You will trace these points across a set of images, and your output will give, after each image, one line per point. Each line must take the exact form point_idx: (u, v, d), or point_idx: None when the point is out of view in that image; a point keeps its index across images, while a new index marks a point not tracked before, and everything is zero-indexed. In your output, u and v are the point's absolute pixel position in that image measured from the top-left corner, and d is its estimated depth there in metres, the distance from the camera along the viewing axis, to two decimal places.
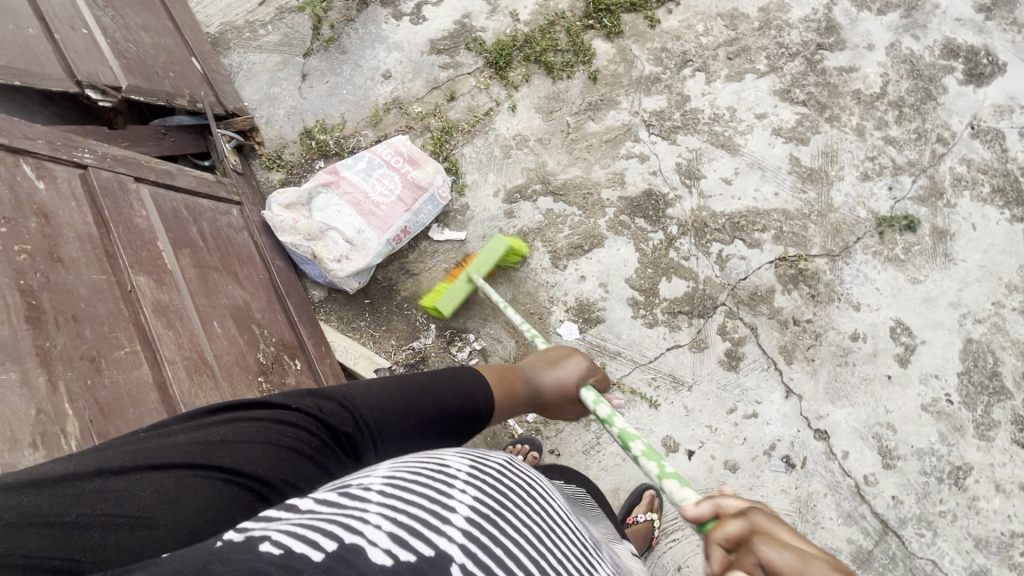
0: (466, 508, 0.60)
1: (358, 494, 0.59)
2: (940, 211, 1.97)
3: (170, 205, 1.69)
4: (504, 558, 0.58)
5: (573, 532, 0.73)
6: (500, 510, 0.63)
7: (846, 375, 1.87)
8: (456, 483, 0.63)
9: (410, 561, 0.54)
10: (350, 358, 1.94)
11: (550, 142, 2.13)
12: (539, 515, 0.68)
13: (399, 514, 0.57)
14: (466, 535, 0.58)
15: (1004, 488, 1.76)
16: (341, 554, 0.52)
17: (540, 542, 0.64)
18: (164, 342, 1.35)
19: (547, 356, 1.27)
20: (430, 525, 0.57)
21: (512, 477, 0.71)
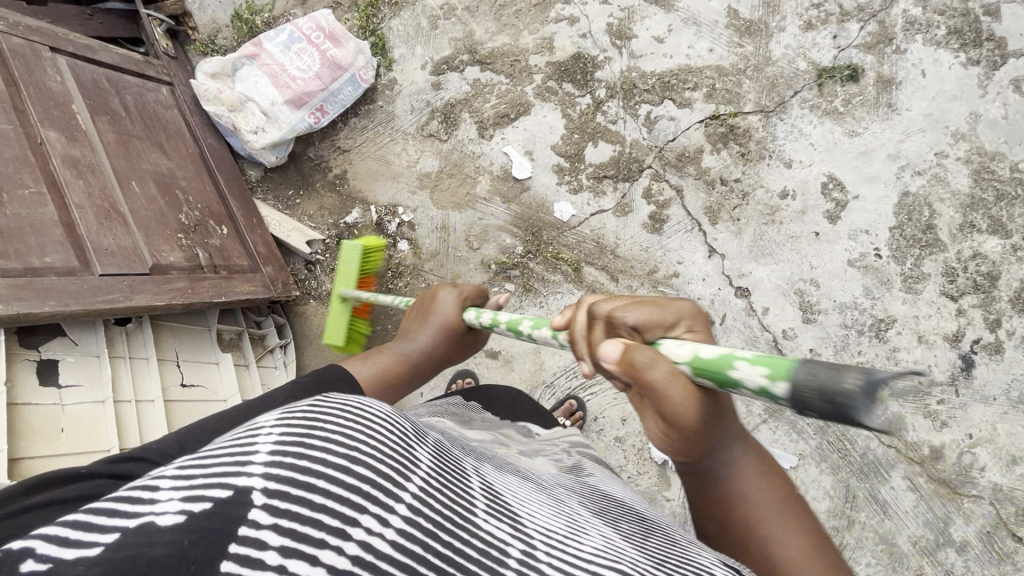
0: (269, 440, 0.49)
1: (148, 483, 0.46)
2: (888, 59, 1.84)
3: (90, 76, 1.74)
4: (314, 464, 0.47)
5: (406, 418, 0.62)
6: (310, 427, 0.51)
7: (772, 234, 1.83)
8: (263, 427, 0.52)
9: (207, 509, 0.42)
10: (283, 231, 2.01)
11: (477, 9, 2.06)
12: (362, 413, 0.55)
13: (194, 478, 0.46)
14: (270, 462, 0.46)
15: (927, 339, 1.74)
16: (122, 538, 0.39)
17: (363, 429, 0.53)
18: (74, 190, 1.44)
19: (416, 310, 1.16)
20: (229, 470, 0.46)
21: (329, 397, 0.58)
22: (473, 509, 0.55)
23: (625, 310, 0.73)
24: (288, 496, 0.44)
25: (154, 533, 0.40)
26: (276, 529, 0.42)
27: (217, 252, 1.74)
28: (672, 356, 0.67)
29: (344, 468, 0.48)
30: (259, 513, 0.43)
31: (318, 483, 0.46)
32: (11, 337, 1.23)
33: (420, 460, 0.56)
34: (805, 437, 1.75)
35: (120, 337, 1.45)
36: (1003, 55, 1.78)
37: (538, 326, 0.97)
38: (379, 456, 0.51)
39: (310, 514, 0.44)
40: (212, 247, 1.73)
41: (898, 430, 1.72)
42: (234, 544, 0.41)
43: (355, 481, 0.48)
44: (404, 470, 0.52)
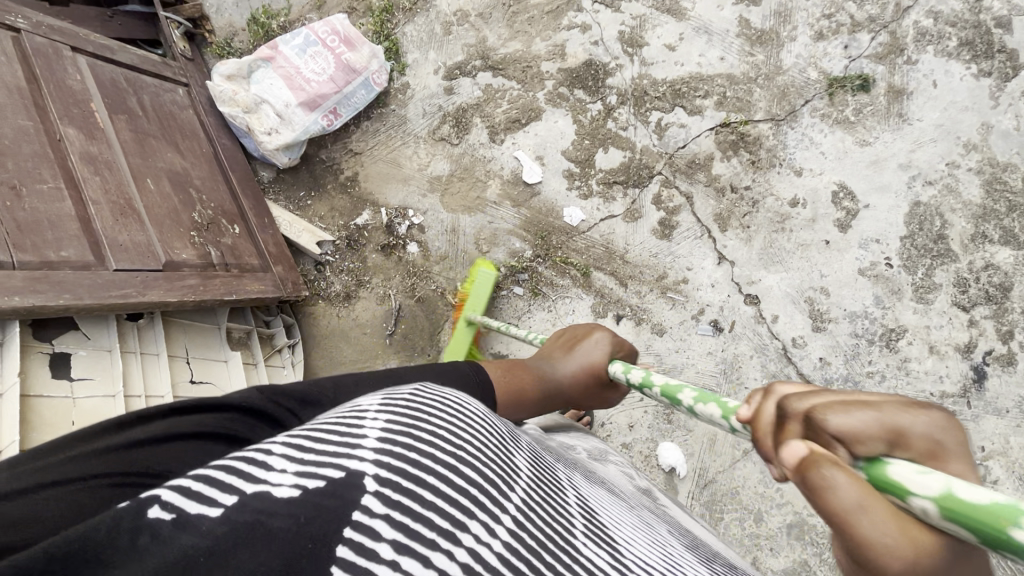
0: (376, 426, 0.53)
1: (261, 447, 0.53)
2: (899, 69, 1.84)
3: (109, 76, 1.76)
4: (421, 460, 0.51)
5: (494, 424, 0.67)
6: (414, 423, 0.55)
7: (782, 242, 1.83)
8: (367, 414, 0.56)
9: (320, 487, 0.47)
10: (294, 232, 2.02)
11: (490, 16, 2.08)
12: (459, 418, 0.60)
13: (306, 452, 0.51)
14: (380, 450, 0.50)
15: (938, 350, 1.72)
16: (244, 502, 0.45)
17: (463, 435, 0.58)
18: (90, 187, 1.46)
19: (567, 341, 1.27)
20: (340, 451, 0.51)
21: (425, 394, 0.63)
22: (563, 527, 0.58)
23: (831, 411, 0.55)
24: (398, 487, 0.48)
25: (272, 505, 0.45)
26: (389, 521, 0.46)
27: (229, 250, 1.75)
28: (911, 485, 0.49)
29: (450, 468, 0.52)
30: (370, 499, 0.47)
31: (427, 478, 0.50)
32: (24, 330, 1.24)
33: (511, 471, 0.60)
34: None
35: (131, 332, 1.45)
36: (1015, 67, 1.79)
37: (702, 400, 0.83)
38: (479, 463, 0.56)
39: (420, 511, 0.48)
40: (225, 246, 1.74)
41: None
42: (349, 529, 0.45)
43: (461, 484, 0.52)
44: (502, 480, 0.57)
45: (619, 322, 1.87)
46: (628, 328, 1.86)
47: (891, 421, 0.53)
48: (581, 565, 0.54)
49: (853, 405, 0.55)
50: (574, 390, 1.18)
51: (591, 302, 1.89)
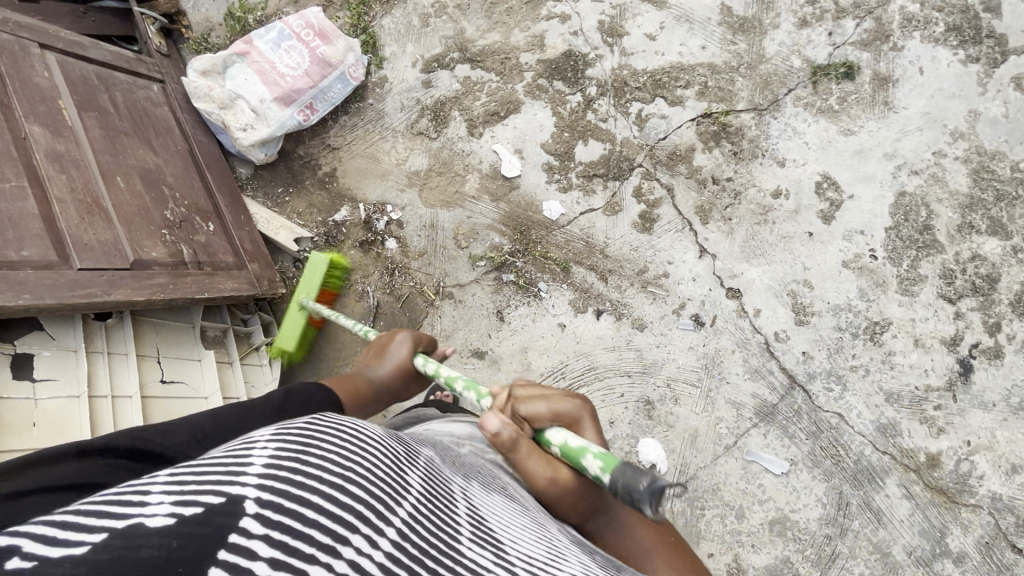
0: (262, 456, 0.58)
1: (139, 488, 0.55)
2: (885, 56, 1.80)
3: (79, 73, 1.74)
4: (306, 480, 0.56)
5: (388, 445, 0.74)
6: (302, 449, 0.61)
7: (764, 234, 1.79)
8: (255, 449, 0.61)
9: (197, 513, 0.49)
10: (272, 229, 2.00)
11: (469, 7, 2.05)
12: (351, 440, 0.67)
13: (187, 485, 0.54)
14: (263, 475, 0.55)
15: (923, 343, 1.69)
16: (110, 539, 0.45)
17: (351, 457, 0.63)
18: (54, 185, 1.44)
19: (376, 347, 1.28)
20: (224, 480, 0.54)
21: (314, 425, 0.69)
22: (451, 535, 0.63)
23: None
24: (282, 507, 0.52)
25: (142, 537, 0.45)
26: (268, 539, 0.48)
27: (202, 248, 1.73)
28: None
29: (334, 487, 0.57)
30: (250, 521, 0.49)
31: (311, 496, 0.54)
32: None
33: (402, 487, 0.65)
34: (797, 441, 1.71)
35: (99, 332, 1.44)
36: (1004, 52, 1.74)
37: (467, 388, 1.11)
38: (366, 479, 0.61)
39: (301, 528, 0.51)
40: (197, 244, 1.73)
41: (894, 436, 1.67)
42: (225, 551, 0.46)
43: (346, 500, 0.56)
44: (389, 496, 0.61)
45: (599, 317, 1.84)
46: (608, 323, 1.84)
47: None
48: (464, 567, 0.59)
49: None
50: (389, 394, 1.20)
51: (571, 297, 1.86)
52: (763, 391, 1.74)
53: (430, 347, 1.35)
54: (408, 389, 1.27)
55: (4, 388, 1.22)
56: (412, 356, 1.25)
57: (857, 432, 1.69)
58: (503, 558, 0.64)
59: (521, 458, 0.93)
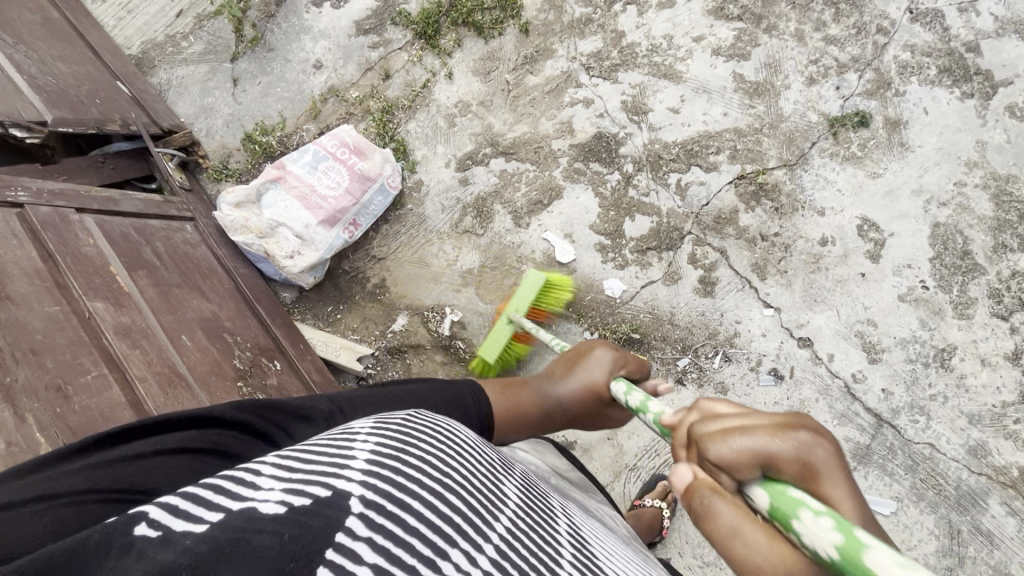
0: (365, 450, 0.64)
1: (252, 468, 0.62)
2: (890, 101, 1.95)
3: (119, 230, 1.66)
4: (407, 483, 0.62)
5: (479, 454, 0.80)
6: (401, 449, 0.67)
7: (821, 281, 1.87)
8: (358, 439, 0.67)
9: (307, 503, 0.55)
10: (331, 351, 1.94)
11: (492, 103, 2.10)
12: (447, 449, 0.73)
13: (295, 474, 0.60)
14: (367, 472, 0.61)
15: (990, 362, 1.78)
16: (230, 518, 0.53)
17: (445, 463, 0.70)
18: (132, 362, 1.35)
19: (571, 358, 1.27)
20: (330, 472, 0.60)
21: (412, 424, 0.75)
22: (549, 559, 0.69)
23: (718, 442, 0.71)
24: (384, 510, 0.58)
25: (259, 519, 0.53)
26: (370, 542, 0.55)
27: (276, 392, 1.66)
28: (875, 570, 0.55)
29: (433, 496, 0.63)
30: (354, 521, 0.55)
31: (411, 502, 0.60)
32: None
33: (495, 501, 0.72)
34: (897, 478, 1.75)
35: None
36: (993, 85, 1.92)
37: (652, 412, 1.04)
38: (459, 489, 0.68)
39: (402, 536, 0.57)
40: (271, 387, 1.65)
41: (985, 456, 1.74)
42: (332, 552, 0.52)
43: (444, 512, 0.63)
44: (487, 510, 0.68)
45: (681, 387, 1.86)
46: (691, 392, 1.85)
47: (762, 451, 0.68)
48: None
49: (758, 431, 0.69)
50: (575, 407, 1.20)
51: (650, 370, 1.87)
52: (854, 433, 1.78)
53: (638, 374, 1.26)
54: (594, 412, 1.22)
55: None
56: (609, 381, 1.19)
57: (950, 458, 1.75)
58: None
59: (720, 519, 0.69)
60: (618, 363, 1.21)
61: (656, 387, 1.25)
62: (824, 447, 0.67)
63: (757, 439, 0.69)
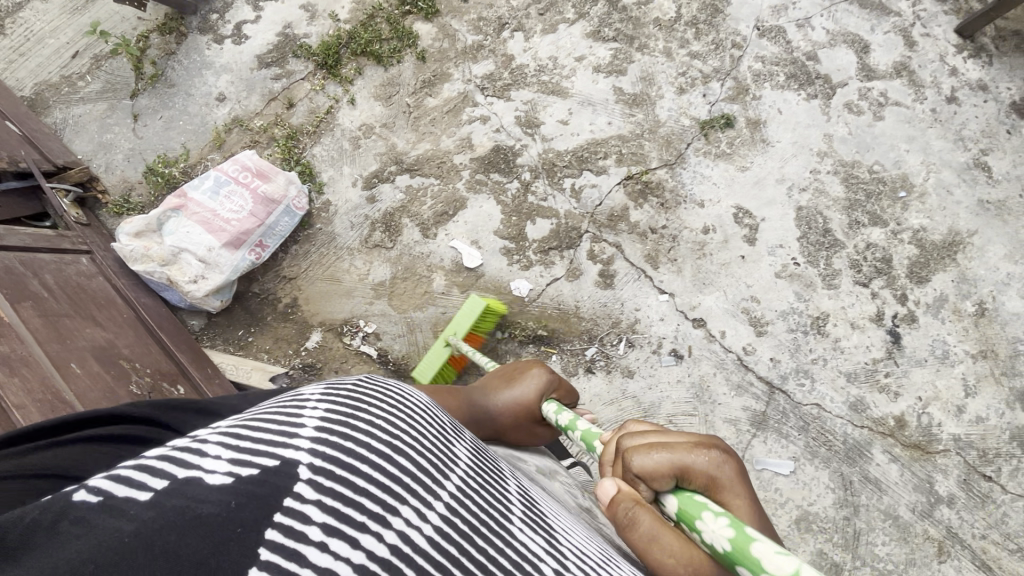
0: (316, 420, 0.59)
1: (200, 433, 0.57)
2: (750, 105, 2.21)
3: (3, 263, 1.61)
4: (356, 449, 0.58)
5: (434, 415, 0.75)
6: (351, 413, 0.63)
7: (707, 265, 2.04)
8: (307, 405, 0.62)
9: (254, 474, 0.52)
10: (242, 374, 1.91)
11: (395, 125, 2.20)
12: (397, 410, 0.68)
13: (243, 440, 0.55)
14: (315, 439, 0.56)
15: (858, 324, 1.98)
16: (175, 486, 0.48)
17: (398, 427, 0.65)
18: (10, 391, 1.31)
19: (506, 375, 1.23)
20: (276, 441, 0.56)
21: (366, 386, 0.71)
22: (501, 514, 0.65)
23: (637, 454, 0.81)
24: (333, 474, 0.54)
25: (202, 488, 0.49)
26: (320, 505, 0.51)
27: None
28: (768, 567, 0.63)
29: (383, 457, 0.59)
30: (303, 487, 0.51)
31: (360, 465, 0.56)
32: None
33: (449, 461, 0.68)
34: (792, 439, 1.88)
35: None
36: (832, 87, 2.22)
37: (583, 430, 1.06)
38: (412, 450, 0.63)
39: (351, 496, 0.53)
40: None
41: (864, 409, 1.91)
42: (279, 515, 0.49)
43: (394, 472, 0.59)
44: (437, 470, 0.64)
45: (591, 375, 1.95)
46: (601, 379, 1.94)
47: (678, 462, 0.79)
48: (514, 548, 0.61)
49: (674, 445, 0.81)
50: (506, 423, 1.14)
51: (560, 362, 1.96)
52: (751, 402, 1.92)
53: (568, 400, 1.24)
54: (522, 434, 1.15)
55: None
56: (541, 402, 1.16)
57: (836, 415, 1.90)
58: (552, 543, 0.66)
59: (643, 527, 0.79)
60: (555, 381, 1.21)
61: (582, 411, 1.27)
62: (714, 457, 0.80)
63: (659, 455, 0.80)
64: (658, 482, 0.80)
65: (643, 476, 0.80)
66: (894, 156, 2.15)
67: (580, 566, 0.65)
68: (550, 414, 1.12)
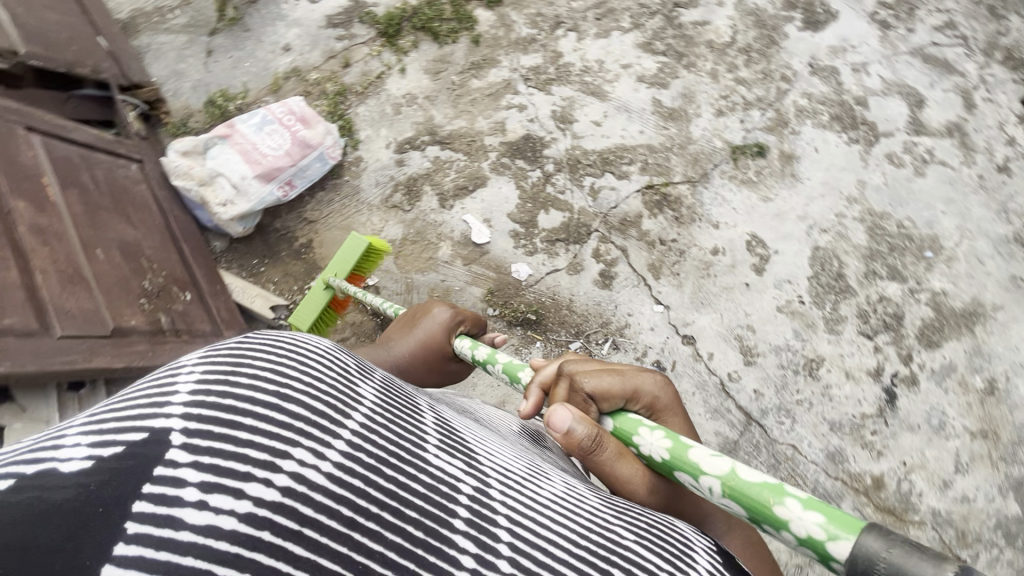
0: (189, 380, 0.47)
1: (80, 419, 0.47)
2: (786, 138, 2.19)
3: (63, 153, 1.79)
4: (237, 402, 0.46)
5: (346, 353, 0.61)
6: (235, 362, 0.49)
7: (709, 286, 2.03)
8: (186, 363, 0.50)
9: (120, 450, 0.41)
10: (247, 298, 2.04)
11: (437, 98, 2.31)
12: (291, 348, 0.54)
13: (112, 418, 0.45)
14: (189, 401, 0.45)
15: (854, 375, 1.91)
16: (19, 485, 0.38)
17: (297, 364, 0.52)
18: (38, 256, 1.46)
19: (408, 320, 1.23)
20: (145, 412, 0.44)
21: (260, 331, 0.56)
22: (422, 444, 0.54)
23: (590, 377, 0.84)
24: (208, 434, 0.43)
25: (54, 480, 0.39)
26: (197, 466, 0.41)
27: (181, 317, 1.76)
28: (707, 467, 0.68)
29: (270, 406, 0.47)
30: (176, 452, 0.41)
31: (242, 419, 0.45)
32: None
33: (363, 394, 0.55)
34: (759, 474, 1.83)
35: (72, 404, 1.43)
36: (876, 135, 2.17)
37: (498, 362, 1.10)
38: (315, 389, 0.51)
39: (233, 450, 0.43)
40: (176, 312, 1.76)
41: (842, 462, 1.83)
42: (149, 485, 0.39)
43: (286, 417, 0.47)
44: (345, 404, 0.52)
45: None
46: None
47: (630, 385, 0.84)
48: (433, 475, 0.52)
49: (621, 372, 0.86)
50: (413, 365, 1.15)
51: (543, 350, 1.98)
52: (725, 428, 1.88)
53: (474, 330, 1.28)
54: (433, 372, 1.18)
55: None
56: (448, 338, 1.19)
57: (811, 461, 1.84)
58: (473, 464, 0.57)
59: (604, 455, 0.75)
60: (458, 314, 1.22)
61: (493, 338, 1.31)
62: (657, 383, 0.88)
63: (608, 377, 0.84)
64: (606, 402, 0.82)
65: (596, 396, 0.82)
66: (928, 215, 2.07)
67: (503, 482, 0.57)
68: (466, 351, 1.16)
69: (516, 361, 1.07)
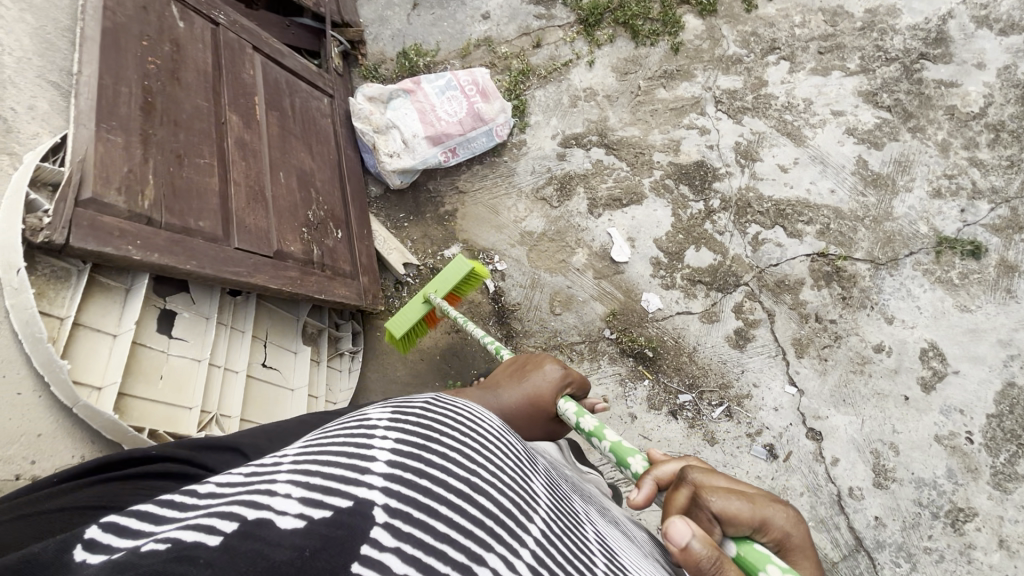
0: (387, 448, 0.46)
1: (267, 467, 0.45)
2: (1014, 245, 1.82)
3: (274, 76, 1.96)
4: (433, 488, 0.45)
5: (509, 446, 0.61)
6: (426, 442, 0.49)
7: (857, 384, 1.78)
8: (377, 429, 0.49)
9: (328, 517, 0.38)
10: (386, 248, 2.14)
11: (617, 100, 2.21)
12: (471, 437, 0.55)
13: (310, 473, 0.43)
14: (389, 476, 0.43)
15: (1008, 545, 1.59)
16: (243, 530, 0.35)
17: (479, 463, 0.51)
18: (235, 168, 1.61)
19: (513, 369, 1.12)
20: (346, 476, 0.42)
21: (439, 409, 0.57)
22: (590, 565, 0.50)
23: (716, 493, 0.72)
24: (410, 518, 0.41)
25: (273, 534, 0.36)
26: (401, 554, 0.38)
27: (329, 252, 1.87)
28: None
29: (461, 496, 0.46)
30: (380, 532, 0.39)
31: (439, 508, 0.43)
32: (150, 283, 1.36)
33: (532, 499, 0.54)
34: None
35: (228, 308, 1.57)
36: None
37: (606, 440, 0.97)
38: (496, 491, 0.49)
39: (433, 544, 0.40)
40: (327, 247, 1.87)
41: None
42: (357, 563, 0.36)
43: (475, 514, 0.45)
44: (521, 511, 0.50)
45: (673, 419, 1.84)
46: (680, 428, 1.82)
47: (761, 512, 0.71)
48: None
49: (750, 494, 0.73)
50: (517, 419, 1.03)
51: (649, 391, 1.87)
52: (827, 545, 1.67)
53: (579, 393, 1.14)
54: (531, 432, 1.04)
55: (150, 340, 1.34)
56: (556, 398, 1.06)
57: None
58: None
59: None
60: (568, 375, 1.09)
61: (594, 404, 1.17)
62: (791, 517, 0.73)
63: (737, 499, 0.71)
64: (732, 526, 0.70)
65: (721, 517, 0.70)
66: None
67: None
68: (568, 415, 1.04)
69: (627, 445, 0.95)
